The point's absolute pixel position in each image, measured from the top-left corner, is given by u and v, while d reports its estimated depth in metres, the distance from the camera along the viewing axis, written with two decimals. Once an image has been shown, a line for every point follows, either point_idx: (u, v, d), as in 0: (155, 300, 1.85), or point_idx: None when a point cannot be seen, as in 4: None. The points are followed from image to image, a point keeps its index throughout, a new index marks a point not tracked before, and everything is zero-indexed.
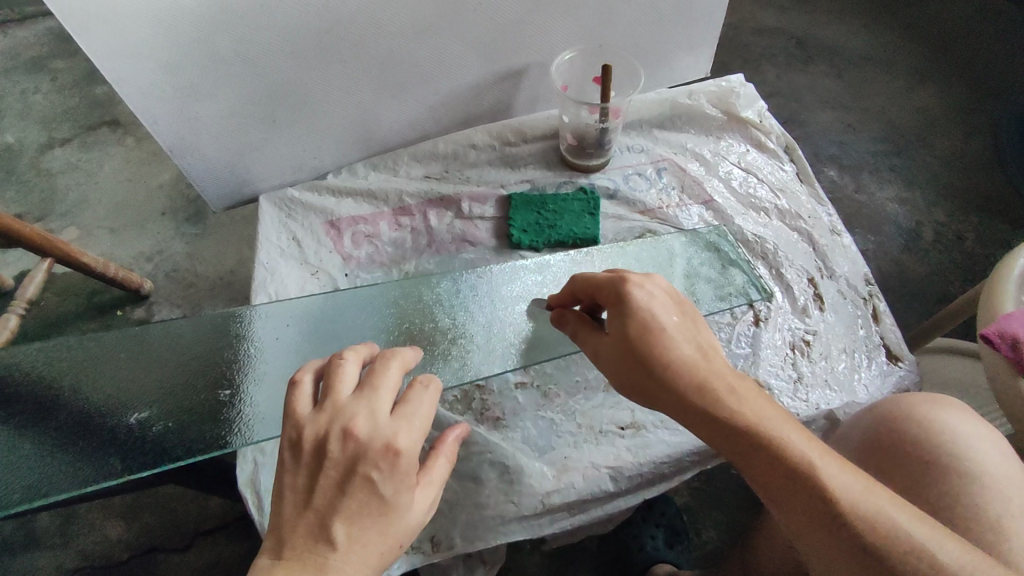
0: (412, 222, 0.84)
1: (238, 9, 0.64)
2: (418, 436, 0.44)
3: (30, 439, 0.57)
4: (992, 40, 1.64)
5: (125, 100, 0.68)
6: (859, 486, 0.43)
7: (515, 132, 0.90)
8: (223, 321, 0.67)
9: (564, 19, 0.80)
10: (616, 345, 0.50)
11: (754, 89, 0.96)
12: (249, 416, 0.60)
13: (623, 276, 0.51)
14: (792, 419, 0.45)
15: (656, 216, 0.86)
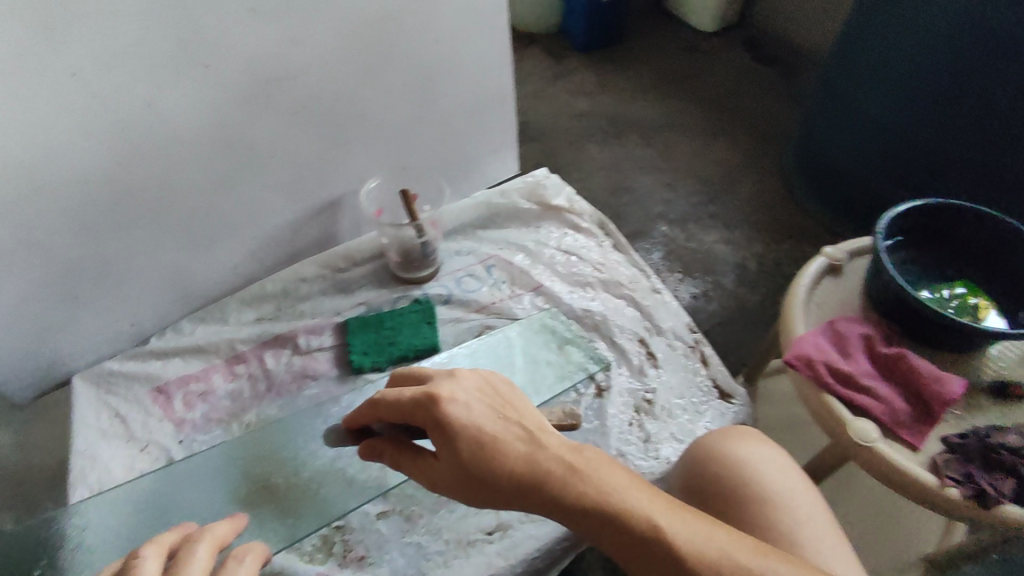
0: (249, 368, 0.82)
1: (8, 199, 0.62)
2: None
3: None
4: (754, 101, 2.06)
5: None
6: (710, 533, 0.44)
7: (343, 257, 0.92)
8: (37, 529, 0.64)
9: (366, 149, 0.86)
10: (453, 465, 0.48)
11: (559, 178, 1.05)
12: None
13: (430, 395, 0.50)
14: (635, 483, 0.46)
15: (492, 311, 0.89)
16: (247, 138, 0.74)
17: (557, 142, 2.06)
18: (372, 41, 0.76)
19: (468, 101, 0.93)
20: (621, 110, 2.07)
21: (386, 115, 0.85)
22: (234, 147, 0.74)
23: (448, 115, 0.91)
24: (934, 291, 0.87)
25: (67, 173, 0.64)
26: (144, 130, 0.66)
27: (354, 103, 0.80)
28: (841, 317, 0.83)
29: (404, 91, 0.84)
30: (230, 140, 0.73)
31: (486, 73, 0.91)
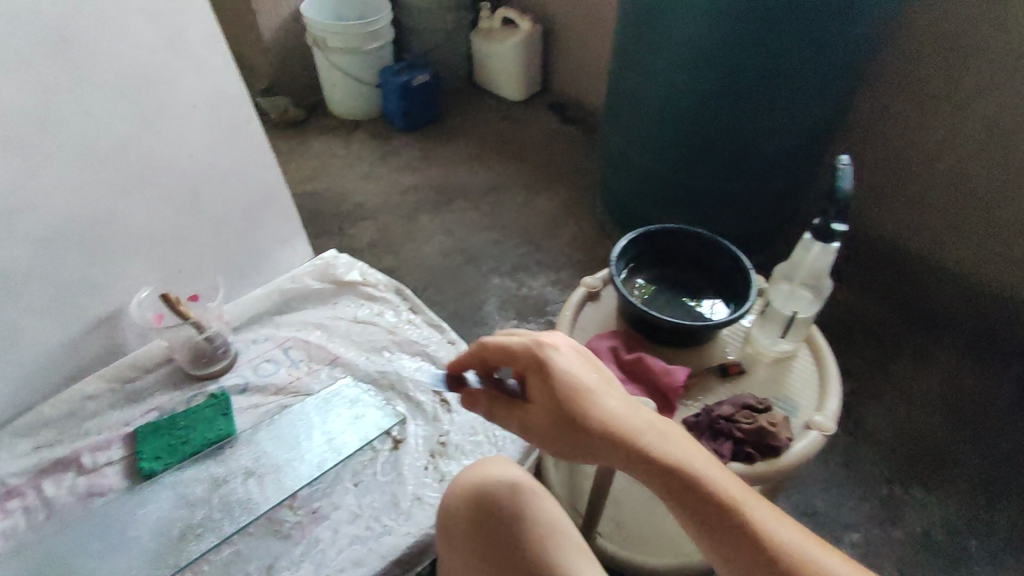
0: (25, 501, 0.85)
1: None
2: None
3: None
4: (562, 162, 2.43)
5: None
6: (765, 513, 0.55)
7: (130, 367, 0.96)
8: None
9: (136, 260, 0.95)
10: (549, 404, 0.63)
11: (350, 256, 1.13)
12: None
13: (539, 344, 0.65)
14: (709, 457, 0.59)
15: (289, 391, 0.96)
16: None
17: (391, 217, 2.18)
18: (119, 166, 0.87)
19: (241, 200, 1.03)
20: (450, 182, 2.34)
21: (151, 226, 0.94)
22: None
23: (223, 217, 1.03)
24: (698, 302, 1.01)
25: None
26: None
27: (115, 220, 0.90)
28: (595, 336, 0.96)
29: (168, 203, 0.95)
30: None
31: (253, 176, 1.03)
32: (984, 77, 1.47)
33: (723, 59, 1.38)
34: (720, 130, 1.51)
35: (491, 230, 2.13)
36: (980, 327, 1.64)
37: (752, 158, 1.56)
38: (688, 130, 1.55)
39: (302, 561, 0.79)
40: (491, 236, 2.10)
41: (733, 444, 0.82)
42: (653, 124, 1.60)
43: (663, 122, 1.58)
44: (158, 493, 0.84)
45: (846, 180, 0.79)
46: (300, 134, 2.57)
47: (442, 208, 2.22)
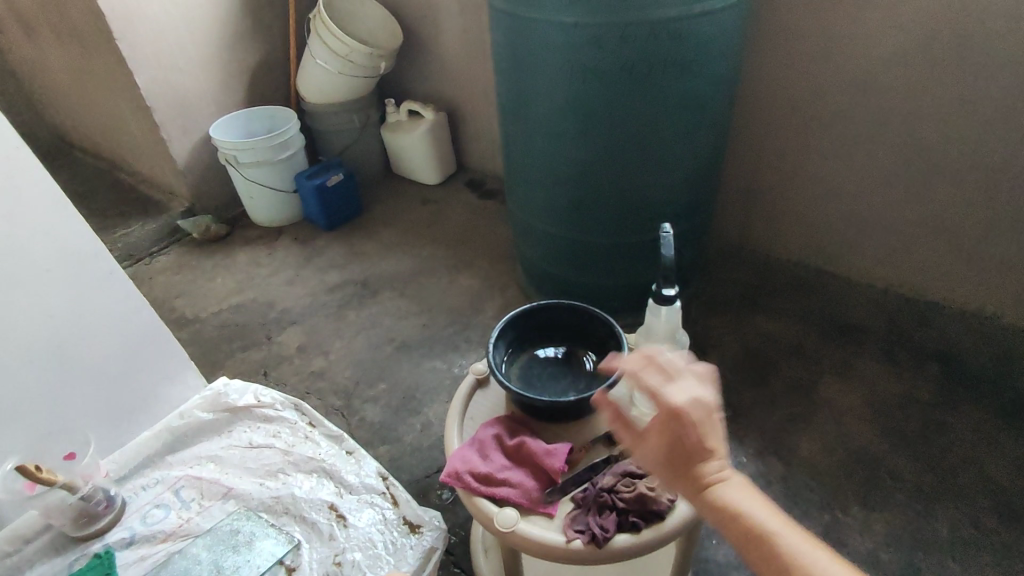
0: None
1: None
2: None
3: None
4: (483, 238, 2.49)
5: None
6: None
7: (6, 540, 0.98)
8: None
9: (8, 426, 0.97)
10: (666, 440, 0.69)
11: (241, 380, 1.18)
12: None
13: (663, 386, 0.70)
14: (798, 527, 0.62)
15: (179, 535, 1.00)
16: None
17: (318, 319, 2.19)
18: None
19: (117, 350, 1.08)
20: (375, 274, 2.37)
21: (20, 395, 0.97)
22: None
23: (100, 366, 1.06)
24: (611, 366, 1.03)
25: None
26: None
27: None
28: (484, 423, 0.97)
29: (33, 364, 0.97)
30: None
31: (124, 318, 1.07)
32: (830, 110, 1.59)
33: (588, 129, 1.47)
34: (601, 192, 1.59)
35: (419, 316, 2.15)
36: (900, 331, 1.68)
37: (640, 209, 1.62)
38: (574, 197, 1.63)
39: None
40: (418, 322, 2.12)
41: (616, 516, 0.83)
42: (543, 195, 1.69)
43: (553, 193, 1.66)
44: None
45: (670, 249, 0.89)
46: (223, 249, 2.58)
47: (369, 301, 2.24)
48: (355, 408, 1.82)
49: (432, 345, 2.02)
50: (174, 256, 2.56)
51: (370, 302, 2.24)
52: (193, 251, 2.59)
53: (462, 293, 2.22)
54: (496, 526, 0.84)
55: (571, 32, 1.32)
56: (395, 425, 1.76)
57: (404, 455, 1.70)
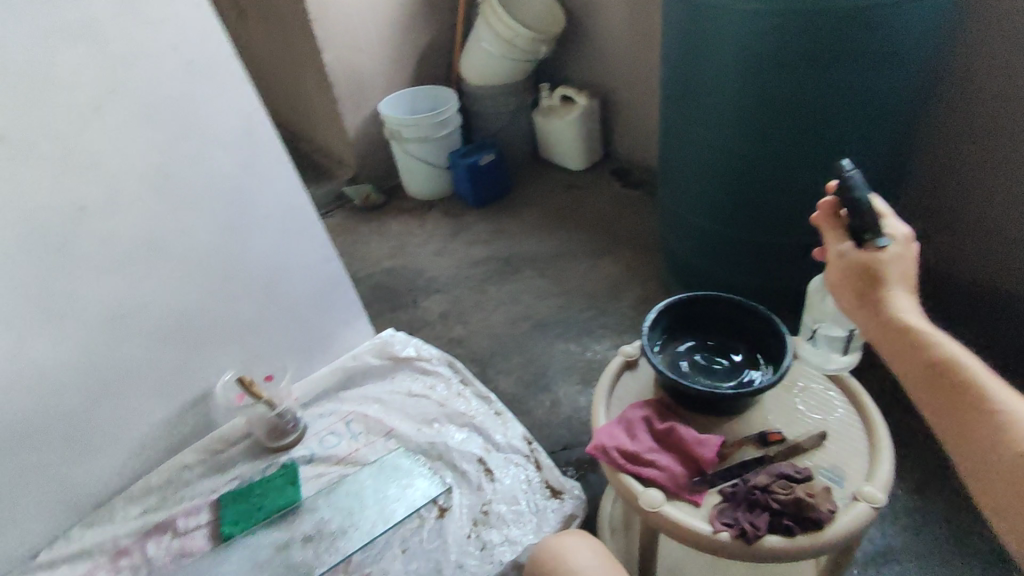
0: (131, 560, 1.03)
1: None
2: None
3: None
4: (625, 228, 2.47)
5: None
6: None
7: (218, 442, 1.16)
8: None
9: (227, 345, 1.14)
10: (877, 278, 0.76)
11: (407, 334, 1.30)
12: None
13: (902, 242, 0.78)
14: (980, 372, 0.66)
15: (349, 461, 1.12)
16: (109, 365, 1.02)
17: (461, 289, 2.31)
18: (205, 268, 1.06)
19: (311, 293, 1.23)
20: (516, 253, 2.45)
21: (237, 321, 1.14)
22: (117, 367, 1.03)
23: (295, 305, 1.21)
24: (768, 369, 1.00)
25: None
26: (20, 373, 0.93)
27: (203, 314, 1.09)
28: (633, 404, 0.98)
29: (245, 296, 1.14)
30: (107, 370, 1.02)
31: (318, 266, 1.22)
32: None
33: (754, 123, 1.41)
34: (762, 189, 1.52)
35: (556, 297, 2.19)
36: None
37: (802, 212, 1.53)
38: (727, 195, 1.58)
39: None
40: (555, 304, 2.16)
41: (768, 516, 0.80)
42: (697, 191, 1.65)
43: (706, 190, 1.62)
44: (239, 553, 1.01)
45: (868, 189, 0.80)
46: (380, 217, 2.81)
47: (510, 278, 2.33)
48: (491, 377, 1.91)
49: (566, 325, 2.06)
50: (339, 219, 2.83)
51: (510, 279, 2.32)
52: (355, 216, 2.83)
53: (600, 280, 2.23)
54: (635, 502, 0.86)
55: (754, 21, 1.27)
56: (526, 399, 1.82)
57: (534, 427, 1.76)
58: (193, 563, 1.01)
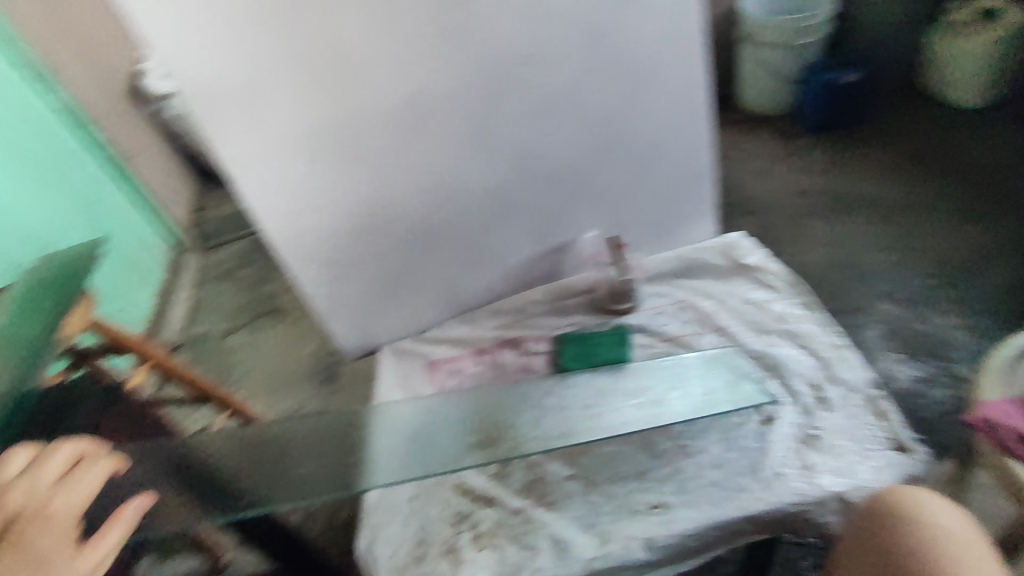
0: (490, 358, 1.16)
1: (360, 230, 1.06)
2: (73, 503, 0.60)
3: (183, 505, 0.77)
4: None
5: (311, 297, 1.12)
6: None
7: (561, 291, 1.21)
8: (358, 418, 0.97)
9: (594, 208, 1.17)
10: None
11: (753, 241, 1.24)
12: (373, 471, 0.85)
13: None
14: None
15: (676, 343, 1.12)
16: (505, 200, 1.09)
17: None
18: (608, 131, 1.07)
19: (678, 174, 1.19)
20: None
21: (611, 186, 1.15)
22: (511, 205, 1.11)
23: (661, 187, 1.20)
24: None
25: (396, 216, 1.06)
26: (443, 194, 1.05)
27: (586, 174, 1.11)
28: None
29: (627, 166, 1.14)
30: (504, 204, 1.10)
31: (694, 153, 1.17)
32: None
33: None
34: None
35: None
36: None
37: None
38: None
39: (668, 483, 0.91)
40: None
41: None
42: None
43: None
44: (581, 381, 0.98)
45: None
46: None
47: None
48: None
49: None
50: None
51: None
52: None
53: None
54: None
55: None
56: None
57: None
58: (553, 389, 0.97)
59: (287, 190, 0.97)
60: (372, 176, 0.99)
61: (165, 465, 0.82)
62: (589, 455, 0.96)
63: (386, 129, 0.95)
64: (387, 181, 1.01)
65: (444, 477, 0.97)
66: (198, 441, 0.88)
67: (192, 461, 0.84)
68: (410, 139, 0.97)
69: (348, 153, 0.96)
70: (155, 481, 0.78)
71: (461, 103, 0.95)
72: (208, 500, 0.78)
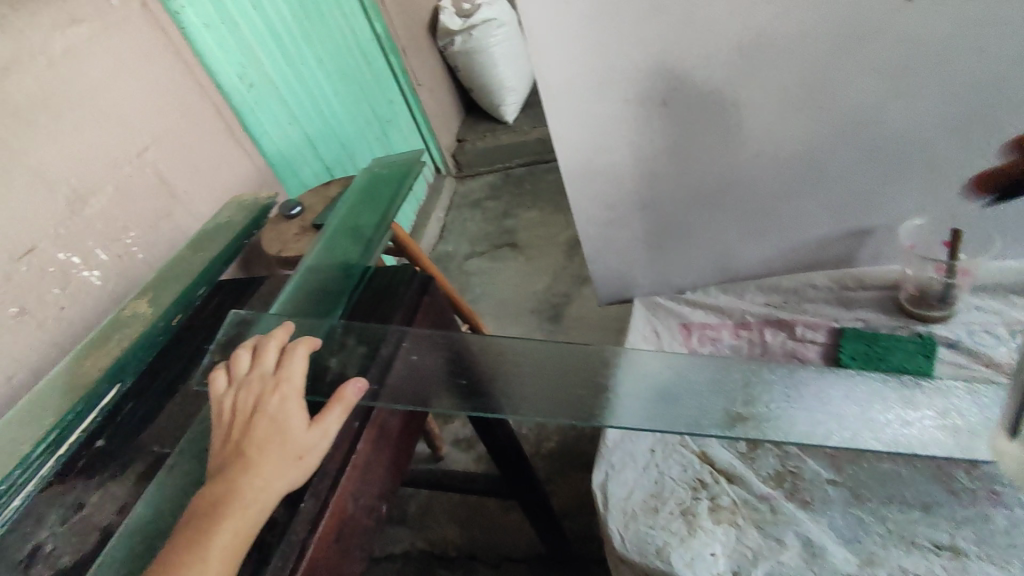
0: (750, 335, 1.12)
1: (657, 175, 1.06)
2: (295, 383, 0.68)
3: (449, 395, 0.78)
4: None
5: (588, 233, 1.18)
6: None
7: (854, 280, 1.12)
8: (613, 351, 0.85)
9: (928, 192, 1.01)
10: None
11: None
12: (622, 410, 0.76)
13: None
14: None
15: (1002, 369, 0.94)
16: (822, 166, 1.00)
17: None
18: (979, 106, 0.89)
19: None
20: None
21: (958, 170, 0.99)
22: (821, 178, 1.02)
23: None
24: None
25: (698, 166, 1.04)
26: (757, 148, 0.99)
27: (932, 150, 0.96)
28: None
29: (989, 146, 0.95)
30: (819, 170, 1.01)
31: None
32: None
33: None
34: None
35: None
36: None
37: None
38: None
39: (961, 525, 0.78)
40: None
41: None
42: None
43: None
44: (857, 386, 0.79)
45: None
46: None
47: None
48: None
49: None
50: None
51: None
52: None
53: None
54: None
55: None
56: None
57: None
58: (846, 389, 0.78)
59: (598, 123, 1.00)
60: (682, 122, 0.98)
61: (437, 351, 0.84)
62: (859, 465, 0.87)
63: (722, 66, 0.90)
64: (696, 130, 0.98)
65: (688, 439, 0.96)
66: (440, 335, 0.86)
67: (464, 357, 0.83)
68: (732, 89, 0.92)
69: (666, 96, 0.95)
70: (427, 361, 0.82)
71: (801, 56, 0.87)
72: (468, 396, 0.78)
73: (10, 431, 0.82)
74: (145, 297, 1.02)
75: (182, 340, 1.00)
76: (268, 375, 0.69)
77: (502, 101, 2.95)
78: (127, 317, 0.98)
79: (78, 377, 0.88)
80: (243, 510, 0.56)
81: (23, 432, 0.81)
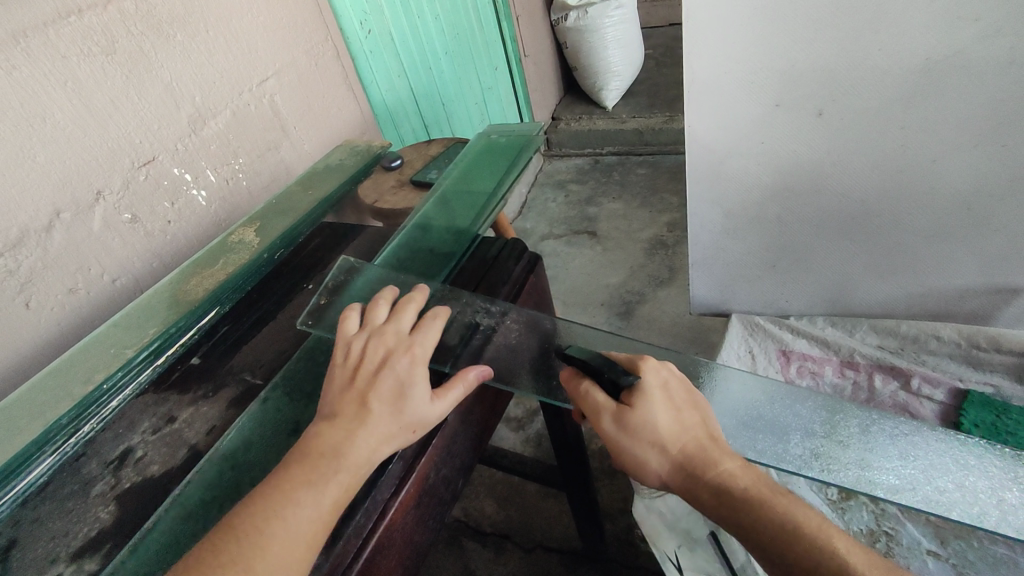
0: (857, 376, 1.22)
1: (794, 191, 1.06)
2: (429, 352, 0.66)
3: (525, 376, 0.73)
4: None
5: (697, 230, 1.21)
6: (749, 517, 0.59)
7: (988, 339, 1.17)
8: (702, 365, 0.78)
9: None
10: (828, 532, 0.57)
11: None
12: None
13: None
14: (778, 510, 0.59)
15: None
16: (985, 214, 1.01)
17: None
18: None
19: None
20: None
21: None
22: (971, 213, 1.01)
23: None
24: None
25: (844, 188, 1.03)
26: (920, 181, 0.99)
27: None
28: None
29: None
30: (977, 211, 1.01)
31: None
32: None
33: None
34: None
35: None
36: None
37: None
38: None
39: None
40: None
41: None
42: None
43: None
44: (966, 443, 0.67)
45: None
46: None
47: None
48: None
49: None
50: None
51: None
52: None
53: None
54: (619, 381, 0.64)
55: None
56: None
57: None
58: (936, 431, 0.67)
59: (741, 124, 0.98)
60: (839, 133, 0.95)
61: (525, 330, 0.79)
62: (962, 540, 1.03)
63: (896, 87, 0.88)
64: (847, 145, 0.97)
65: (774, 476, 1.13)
66: (537, 317, 0.81)
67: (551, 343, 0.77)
68: (903, 108, 0.90)
69: (824, 105, 0.92)
70: (512, 338, 0.78)
71: (989, 77, 0.83)
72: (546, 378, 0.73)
73: (115, 334, 0.85)
74: (252, 227, 1.06)
75: (280, 275, 1.01)
76: (403, 335, 0.67)
77: (605, 85, 2.85)
78: (235, 242, 1.02)
79: (184, 292, 0.91)
80: (355, 474, 0.57)
81: (127, 337, 0.84)
